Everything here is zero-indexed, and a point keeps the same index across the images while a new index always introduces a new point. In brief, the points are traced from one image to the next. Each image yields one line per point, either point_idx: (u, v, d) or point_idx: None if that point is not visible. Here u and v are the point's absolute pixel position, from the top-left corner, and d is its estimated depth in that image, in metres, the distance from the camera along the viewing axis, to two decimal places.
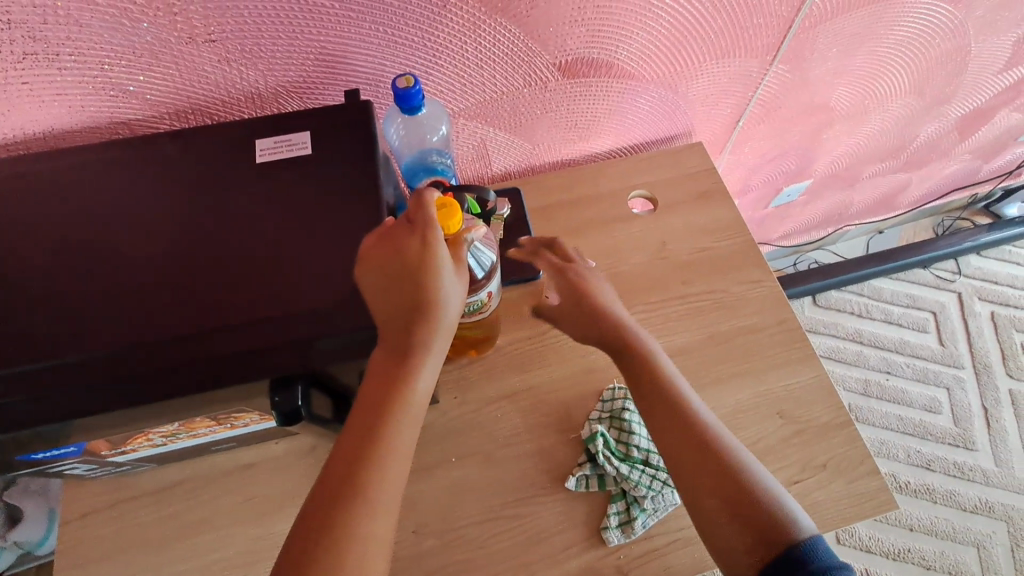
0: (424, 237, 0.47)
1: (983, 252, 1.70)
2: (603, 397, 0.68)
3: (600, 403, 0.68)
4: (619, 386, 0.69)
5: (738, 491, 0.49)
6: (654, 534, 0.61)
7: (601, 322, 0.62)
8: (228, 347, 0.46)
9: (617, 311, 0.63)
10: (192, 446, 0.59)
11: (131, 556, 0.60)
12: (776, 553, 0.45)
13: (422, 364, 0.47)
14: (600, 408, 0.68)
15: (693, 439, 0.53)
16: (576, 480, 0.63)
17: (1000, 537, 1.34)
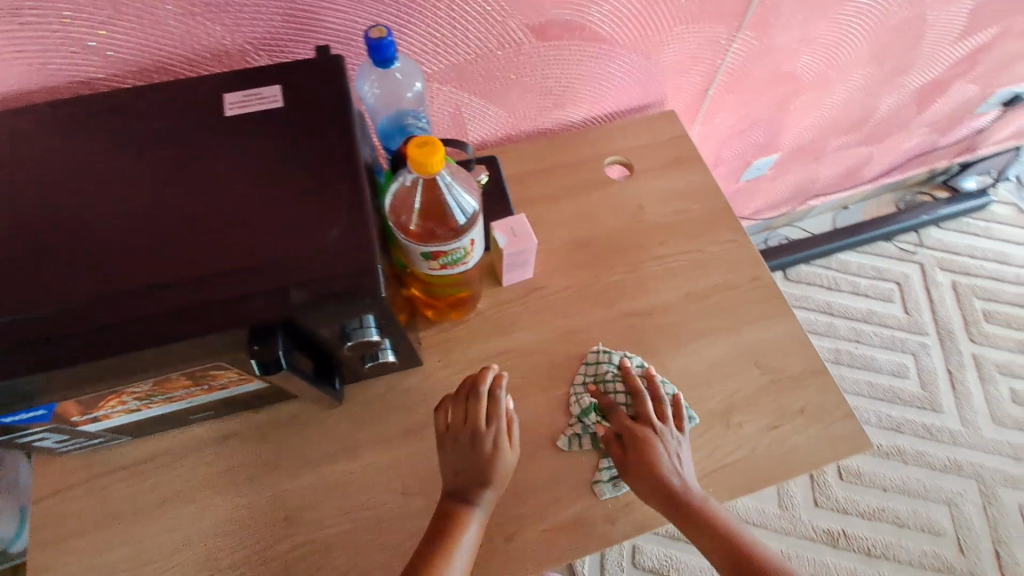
0: (498, 425, 0.58)
1: (943, 225, 1.77)
2: (615, 364, 0.67)
3: (608, 368, 0.67)
4: (602, 350, 0.69)
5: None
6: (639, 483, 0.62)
7: (664, 486, 0.59)
8: (201, 297, 0.44)
9: (681, 476, 0.60)
10: (168, 414, 0.57)
11: (109, 529, 0.58)
12: None
13: (476, 511, 0.56)
14: (606, 373, 0.67)
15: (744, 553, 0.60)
16: (569, 437, 0.64)
17: (969, 493, 1.40)
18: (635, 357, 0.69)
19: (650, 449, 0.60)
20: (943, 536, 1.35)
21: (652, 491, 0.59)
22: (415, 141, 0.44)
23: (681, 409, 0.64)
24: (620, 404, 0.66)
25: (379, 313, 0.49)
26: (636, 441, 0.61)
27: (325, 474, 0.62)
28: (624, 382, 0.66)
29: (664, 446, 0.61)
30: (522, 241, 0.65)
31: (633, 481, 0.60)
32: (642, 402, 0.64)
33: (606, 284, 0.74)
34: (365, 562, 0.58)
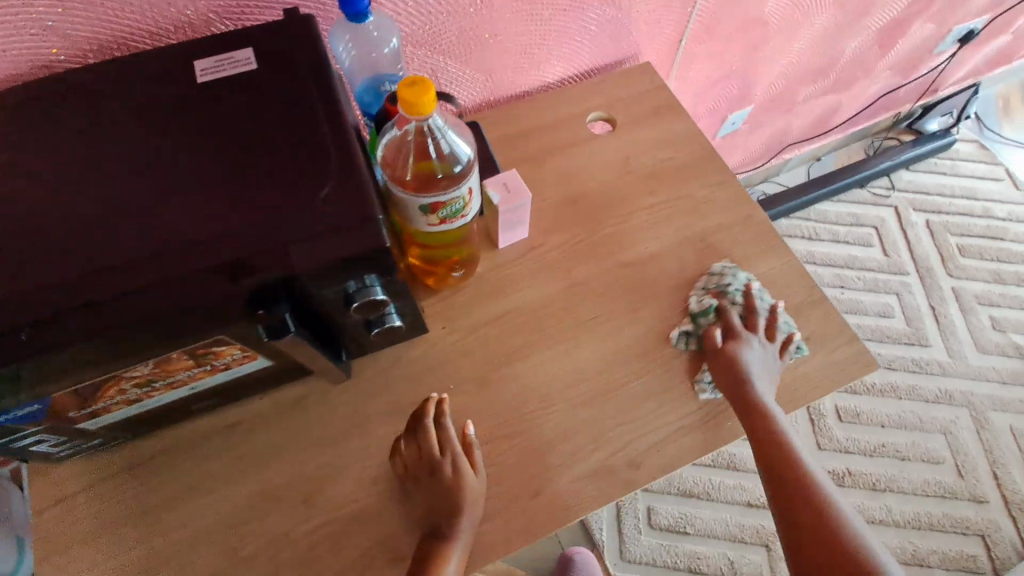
0: (454, 452, 0.59)
1: (912, 167, 1.82)
2: (740, 283, 0.69)
3: (734, 283, 0.69)
4: (727, 267, 0.71)
5: (825, 535, 0.56)
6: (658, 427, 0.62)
7: (741, 380, 0.62)
8: (194, 265, 0.42)
9: (760, 384, 0.63)
10: (169, 405, 0.55)
11: (121, 532, 0.56)
12: None
13: (453, 541, 0.55)
14: (730, 284, 0.69)
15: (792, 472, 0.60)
16: (680, 333, 0.67)
17: (962, 420, 1.44)
18: (764, 290, 0.70)
19: (739, 352, 0.64)
20: (942, 464, 1.39)
21: (731, 379, 0.62)
22: (404, 82, 0.43)
23: (792, 343, 0.66)
24: (735, 309, 0.68)
25: (382, 272, 0.47)
26: (731, 342, 0.65)
27: (340, 453, 0.60)
28: (747, 299, 0.68)
29: (756, 357, 0.64)
30: (517, 195, 0.64)
31: (722, 378, 0.63)
32: (755, 320, 0.67)
33: (603, 235, 0.73)
34: (392, 535, 0.57)
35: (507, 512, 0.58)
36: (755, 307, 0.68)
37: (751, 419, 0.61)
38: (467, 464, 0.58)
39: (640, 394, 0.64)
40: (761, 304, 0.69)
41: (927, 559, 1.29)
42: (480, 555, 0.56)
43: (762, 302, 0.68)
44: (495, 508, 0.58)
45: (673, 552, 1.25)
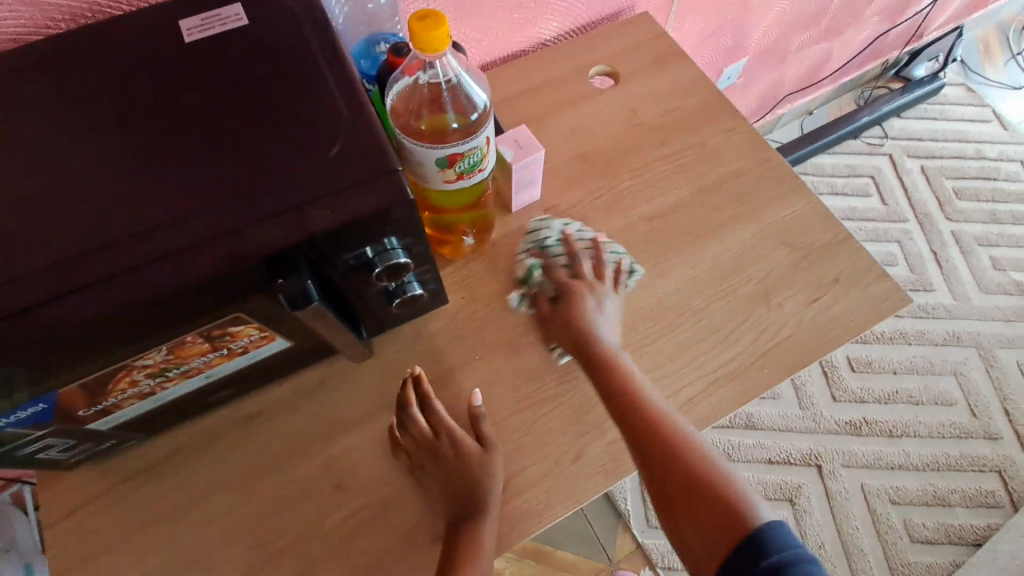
0: (450, 429, 0.57)
1: (903, 114, 1.80)
2: (557, 230, 0.65)
3: (551, 232, 0.65)
4: (542, 219, 0.67)
5: (690, 492, 0.48)
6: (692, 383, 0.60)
7: (582, 334, 0.57)
8: (204, 237, 0.38)
9: (606, 331, 0.58)
10: (184, 397, 0.52)
11: (144, 535, 0.53)
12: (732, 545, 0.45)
13: (480, 516, 0.53)
14: (548, 238, 0.65)
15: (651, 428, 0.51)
16: (520, 299, 0.63)
17: (972, 360, 1.44)
18: (587, 231, 0.66)
19: (580, 297, 0.59)
20: (956, 406, 1.39)
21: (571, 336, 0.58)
22: (417, 16, 0.41)
23: (619, 276, 0.63)
24: (558, 263, 0.64)
25: (403, 233, 0.44)
26: (564, 295, 0.60)
27: (367, 434, 0.57)
28: (567, 247, 0.64)
29: (593, 302, 0.59)
30: (528, 151, 0.61)
31: (562, 339, 0.59)
32: (579, 265, 0.62)
33: (618, 191, 0.70)
34: (430, 514, 0.54)
35: (548, 480, 0.56)
36: (583, 246, 0.64)
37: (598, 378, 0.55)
38: (466, 441, 0.57)
39: (673, 348, 0.62)
40: (583, 242, 0.65)
41: (947, 500, 1.29)
42: (523, 527, 0.54)
43: (586, 242, 0.65)
44: (535, 477, 0.56)
45: None
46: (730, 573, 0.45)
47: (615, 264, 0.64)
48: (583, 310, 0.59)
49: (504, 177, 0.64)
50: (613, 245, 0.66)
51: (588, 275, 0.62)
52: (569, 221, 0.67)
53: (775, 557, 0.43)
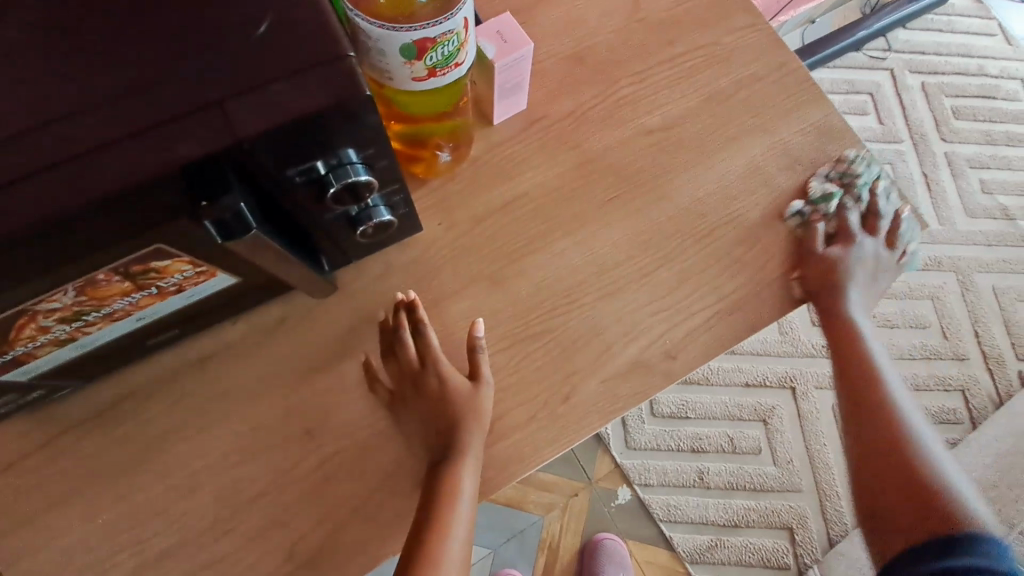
0: (442, 360, 0.51)
1: (910, 24, 1.67)
2: (867, 177, 0.60)
3: (866, 177, 0.60)
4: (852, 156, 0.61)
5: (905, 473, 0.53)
6: (874, 302, 0.60)
7: (838, 297, 0.57)
8: (98, 148, 0.29)
9: (864, 298, 0.59)
10: (118, 341, 0.44)
11: (92, 491, 0.48)
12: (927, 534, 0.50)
13: (459, 459, 0.48)
14: (863, 180, 0.60)
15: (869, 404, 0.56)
16: (799, 210, 0.59)
17: (950, 286, 1.45)
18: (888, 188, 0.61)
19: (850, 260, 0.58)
20: (929, 329, 1.41)
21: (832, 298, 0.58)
22: None
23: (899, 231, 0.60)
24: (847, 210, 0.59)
25: (362, 144, 0.35)
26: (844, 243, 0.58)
27: (336, 378, 0.52)
28: (871, 201, 0.60)
29: (868, 267, 0.59)
30: (516, 45, 0.51)
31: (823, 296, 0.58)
32: (878, 222, 0.60)
33: (615, 100, 0.61)
34: (410, 459, 0.50)
35: (536, 421, 0.52)
36: (875, 202, 0.60)
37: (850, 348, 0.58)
38: (455, 377, 0.50)
39: (673, 279, 0.56)
40: (865, 188, 0.60)
41: None
42: (509, 470, 0.51)
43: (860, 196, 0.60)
44: (522, 419, 0.52)
45: (675, 436, 1.27)
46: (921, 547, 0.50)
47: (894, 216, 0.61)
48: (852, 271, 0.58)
49: (485, 80, 0.54)
50: (885, 196, 0.61)
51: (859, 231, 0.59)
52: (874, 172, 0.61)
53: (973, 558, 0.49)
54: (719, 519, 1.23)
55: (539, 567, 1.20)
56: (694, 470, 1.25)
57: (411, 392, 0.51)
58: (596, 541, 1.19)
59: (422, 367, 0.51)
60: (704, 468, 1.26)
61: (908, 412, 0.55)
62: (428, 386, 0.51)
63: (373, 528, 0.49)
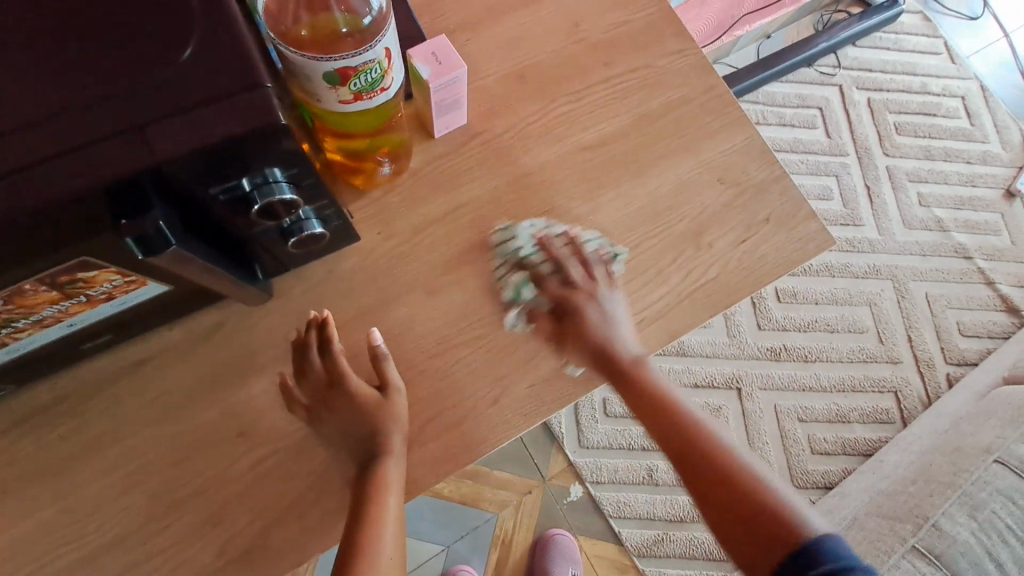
0: (349, 378, 0.52)
1: (858, 42, 1.76)
2: (526, 237, 0.59)
3: (520, 239, 0.59)
4: (501, 228, 0.60)
5: (735, 492, 0.50)
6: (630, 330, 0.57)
7: (599, 349, 0.56)
8: (22, 168, 0.31)
9: (625, 339, 0.57)
10: (53, 346, 0.46)
11: (25, 491, 0.49)
12: (782, 558, 0.47)
13: (385, 463, 0.50)
14: (521, 248, 0.59)
15: (680, 425, 0.53)
16: (516, 317, 0.58)
17: (886, 292, 1.54)
18: (488, 272, 0.59)
19: (585, 308, 0.56)
20: (866, 333, 1.49)
21: (590, 356, 0.56)
22: None
23: (590, 253, 0.59)
24: (546, 272, 0.58)
25: (285, 163, 0.37)
26: (567, 305, 0.57)
27: (271, 382, 0.53)
28: (551, 254, 0.59)
29: (597, 310, 0.57)
30: (450, 67, 0.54)
31: (578, 356, 0.56)
32: (568, 269, 0.58)
33: (552, 118, 0.64)
34: (343, 459, 0.52)
35: (465, 423, 0.55)
36: (561, 255, 0.59)
37: (635, 388, 0.55)
38: (367, 388, 0.52)
39: None
40: (533, 250, 0.59)
41: (847, 417, 1.42)
42: (439, 470, 0.54)
43: (561, 241, 0.59)
44: (451, 422, 0.55)
45: (626, 435, 1.32)
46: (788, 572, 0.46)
47: (589, 245, 0.60)
48: (591, 318, 0.56)
49: (424, 99, 0.56)
50: (560, 231, 0.60)
51: (562, 288, 0.58)
52: (528, 221, 0.60)
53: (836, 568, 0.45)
54: (666, 514, 1.28)
55: (492, 561, 1.24)
56: (644, 468, 1.30)
57: (327, 410, 0.52)
58: (548, 536, 1.23)
59: (334, 385, 0.52)
60: (653, 465, 1.31)
61: (709, 422, 0.54)
62: (339, 403, 0.52)
63: (304, 525, 0.51)
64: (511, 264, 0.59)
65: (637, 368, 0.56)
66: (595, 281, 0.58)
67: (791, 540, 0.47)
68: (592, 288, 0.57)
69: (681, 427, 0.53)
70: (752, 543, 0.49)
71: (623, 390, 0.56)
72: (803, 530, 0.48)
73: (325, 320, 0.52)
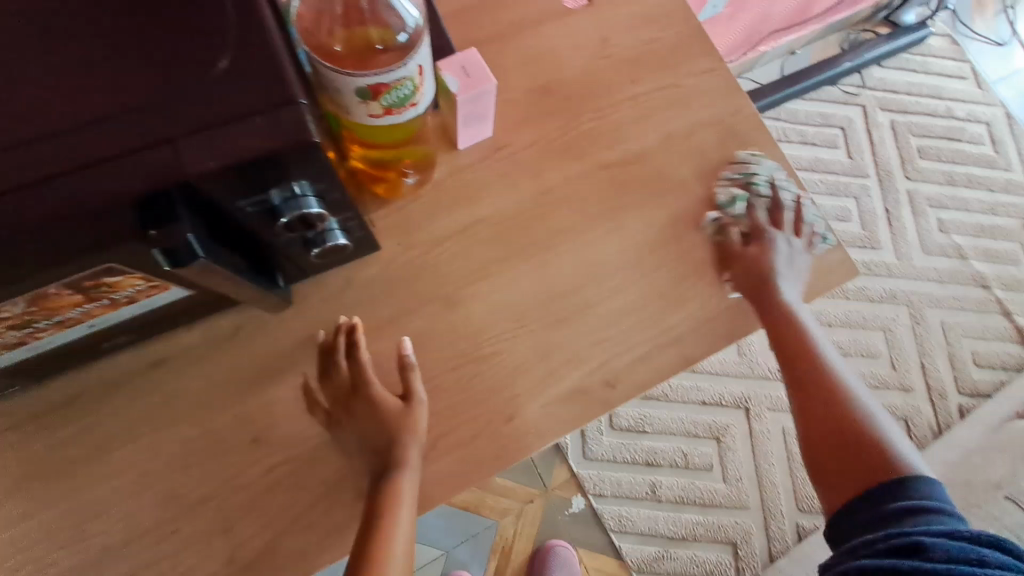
0: (374, 386, 0.52)
1: (885, 63, 1.73)
2: (766, 174, 0.64)
3: (761, 171, 0.64)
4: (750, 156, 0.65)
5: (849, 423, 0.54)
6: (799, 277, 0.61)
7: (769, 278, 0.59)
8: (51, 175, 0.31)
9: (795, 281, 0.61)
10: (72, 344, 0.46)
11: (36, 487, 0.49)
12: (875, 487, 0.51)
13: (398, 476, 0.50)
14: (758, 178, 0.64)
15: (805, 356, 0.57)
16: (713, 219, 0.63)
17: (901, 318, 1.52)
18: (508, 288, 0.58)
19: (771, 244, 0.61)
20: (879, 358, 1.47)
21: (746, 285, 0.60)
22: None
23: (802, 214, 0.63)
24: (760, 203, 0.64)
25: (314, 177, 0.37)
26: (760, 236, 0.62)
27: (286, 389, 0.53)
28: (772, 194, 0.64)
29: (786, 250, 0.61)
30: (478, 82, 0.53)
31: (744, 279, 0.60)
32: (781, 214, 0.63)
33: (578, 134, 0.64)
34: (354, 470, 0.52)
35: (478, 440, 0.54)
36: (775, 198, 0.63)
37: (773, 318, 0.59)
38: (389, 397, 0.52)
39: (618, 311, 0.59)
40: (774, 188, 0.64)
41: None
42: (450, 485, 0.54)
43: (784, 190, 0.64)
44: (463, 438, 0.54)
45: (631, 449, 1.31)
46: (877, 499, 0.50)
47: (796, 206, 0.64)
48: (773, 254, 0.61)
49: (450, 112, 0.56)
50: (788, 186, 0.64)
51: (768, 224, 0.62)
52: (772, 165, 0.65)
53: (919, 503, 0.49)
54: (667, 531, 1.27)
55: (490, 568, 1.23)
56: (647, 483, 1.29)
57: (348, 416, 0.52)
58: (547, 547, 1.22)
59: (356, 392, 0.52)
60: (657, 481, 1.30)
61: (835, 361, 0.58)
62: (360, 410, 0.52)
63: (313, 534, 0.51)
64: (739, 183, 0.64)
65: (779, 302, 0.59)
66: (798, 232, 0.63)
67: (887, 475, 0.51)
68: (791, 234, 0.62)
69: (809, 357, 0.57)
70: (850, 468, 0.52)
71: (766, 316, 0.59)
72: (906, 468, 0.51)
73: (358, 325, 0.53)
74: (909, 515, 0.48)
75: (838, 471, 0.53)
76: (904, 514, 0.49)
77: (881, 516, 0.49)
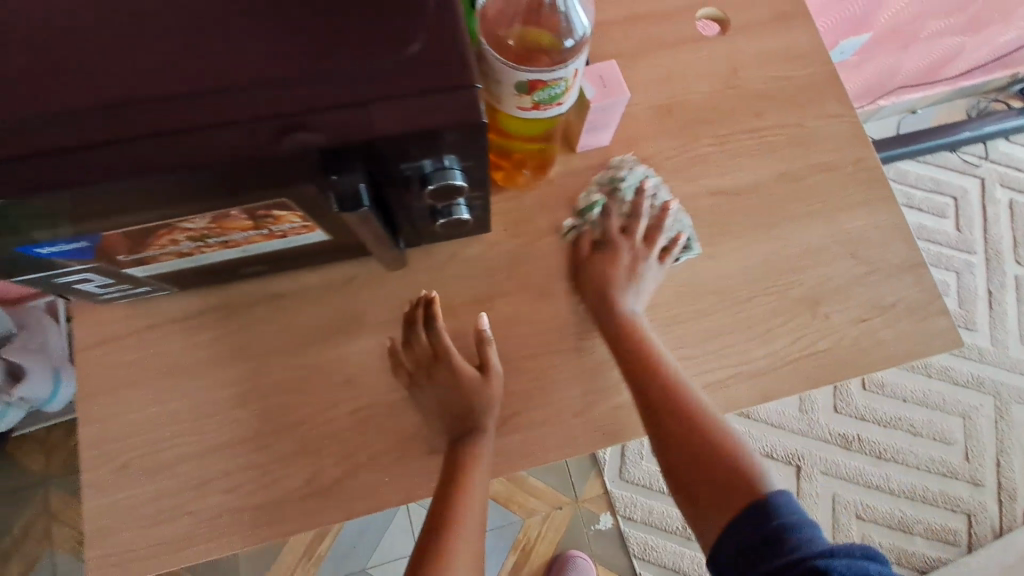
0: (451, 355, 0.57)
1: (1014, 137, 1.62)
2: (636, 179, 0.62)
3: (628, 178, 0.62)
4: (621, 161, 0.63)
5: (698, 446, 0.53)
6: (641, 291, 0.60)
7: (611, 293, 0.58)
8: (262, 116, 0.36)
9: (636, 292, 0.59)
10: (222, 264, 0.52)
11: (163, 380, 0.56)
12: (742, 509, 0.49)
13: (476, 443, 0.54)
14: (624, 183, 0.62)
15: (643, 382, 0.55)
16: (572, 227, 0.62)
17: (985, 408, 1.40)
18: None
19: (621, 253, 0.60)
20: (953, 446, 1.37)
21: (592, 301, 0.59)
22: None
23: (664, 223, 0.62)
24: (620, 210, 0.62)
25: (464, 154, 0.41)
26: (613, 245, 0.61)
27: (383, 341, 0.58)
28: (635, 201, 0.62)
29: (631, 258, 0.60)
30: (613, 93, 0.56)
31: (589, 297, 0.59)
32: (639, 223, 0.61)
33: (692, 157, 0.65)
34: (431, 428, 0.56)
35: (547, 425, 0.57)
36: (637, 205, 0.62)
37: (621, 342, 0.57)
38: (464, 366, 0.56)
39: (702, 333, 0.60)
40: (628, 195, 0.62)
41: (909, 528, 1.32)
42: (514, 462, 0.56)
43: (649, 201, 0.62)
44: (535, 421, 0.57)
45: None
46: (736, 527, 0.49)
47: (662, 211, 0.62)
48: (617, 266, 0.59)
49: (579, 116, 0.59)
50: (657, 193, 0.63)
51: (621, 229, 0.61)
52: (642, 171, 0.63)
53: (779, 522, 0.47)
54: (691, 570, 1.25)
55: (509, 563, 1.25)
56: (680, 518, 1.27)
57: (427, 378, 0.56)
58: (568, 555, 1.22)
59: (436, 360, 0.57)
60: None
61: (683, 385, 0.55)
62: (440, 375, 0.56)
63: (385, 477, 0.55)
64: (602, 189, 0.62)
65: (620, 320, 0.57)
66: (650, 240, 0.61)
67: (746, 498, 0.49)
68: (638, 241, 0.61)
69: (648, 382, 0.55)
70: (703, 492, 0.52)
71: (608, 336, 0.57)
72: (761, 488, 0.50)
73: (432, 297, 0.58)
74: (784, 537, 0.46)
75: (699, 496, 0.52)
76: (781, 536, 0.46)
77: (763, 540, 0.46)
